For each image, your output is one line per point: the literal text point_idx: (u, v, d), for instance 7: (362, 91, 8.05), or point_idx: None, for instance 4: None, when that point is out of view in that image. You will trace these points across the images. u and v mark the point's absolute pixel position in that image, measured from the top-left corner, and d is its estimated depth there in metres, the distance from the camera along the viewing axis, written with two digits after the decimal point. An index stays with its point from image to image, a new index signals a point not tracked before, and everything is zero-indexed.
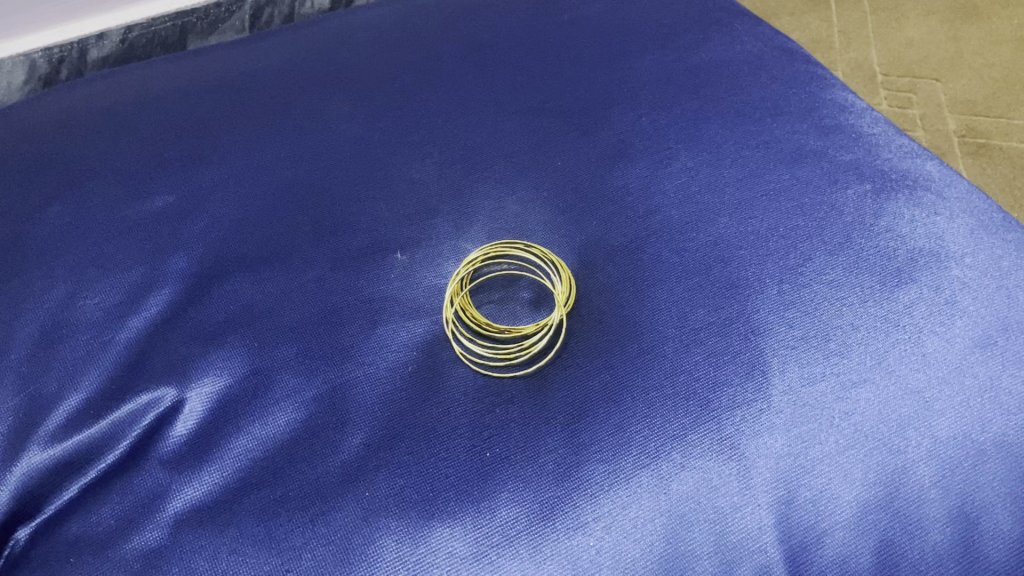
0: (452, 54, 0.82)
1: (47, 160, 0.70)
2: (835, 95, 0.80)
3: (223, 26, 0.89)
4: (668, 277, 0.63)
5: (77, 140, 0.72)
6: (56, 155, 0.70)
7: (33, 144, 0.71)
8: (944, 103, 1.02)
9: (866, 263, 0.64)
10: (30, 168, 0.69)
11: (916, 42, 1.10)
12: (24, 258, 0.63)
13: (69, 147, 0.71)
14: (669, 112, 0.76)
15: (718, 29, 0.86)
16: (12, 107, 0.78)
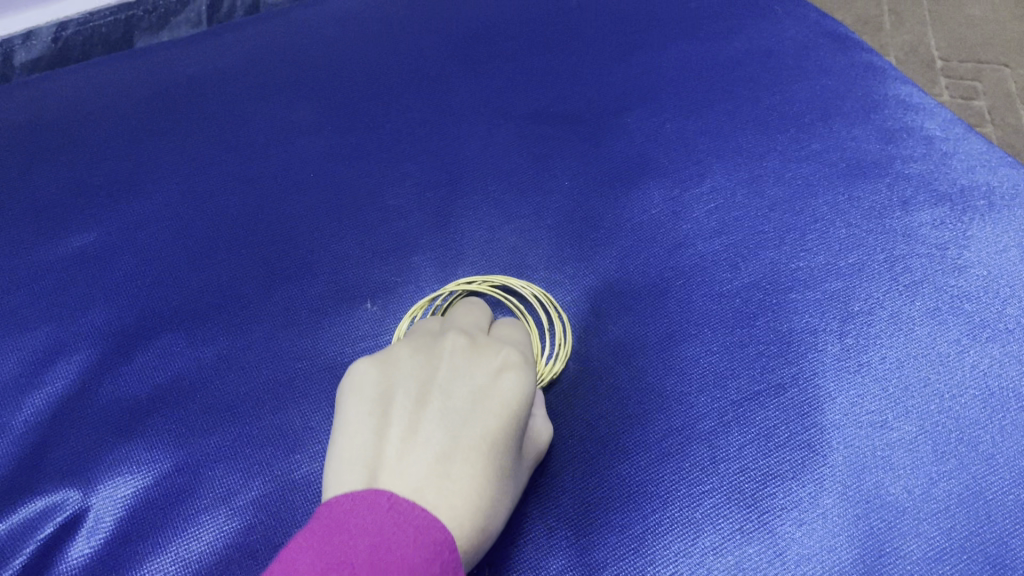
0: (436, 49, 0.69)
1: None
2: (896, 90, 0.67)
3: (176, 19, 0.77)
4: (701, 331, 0.51)
5: None
6: None
7: None
8: (1015, 92, 0.88)
9: (949, 309, 0.52)
10: None
11: (977, 20, 0.95)
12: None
13: None
14: (697, 117, 0.63)
15: (753, 12, 0.73)
16: None
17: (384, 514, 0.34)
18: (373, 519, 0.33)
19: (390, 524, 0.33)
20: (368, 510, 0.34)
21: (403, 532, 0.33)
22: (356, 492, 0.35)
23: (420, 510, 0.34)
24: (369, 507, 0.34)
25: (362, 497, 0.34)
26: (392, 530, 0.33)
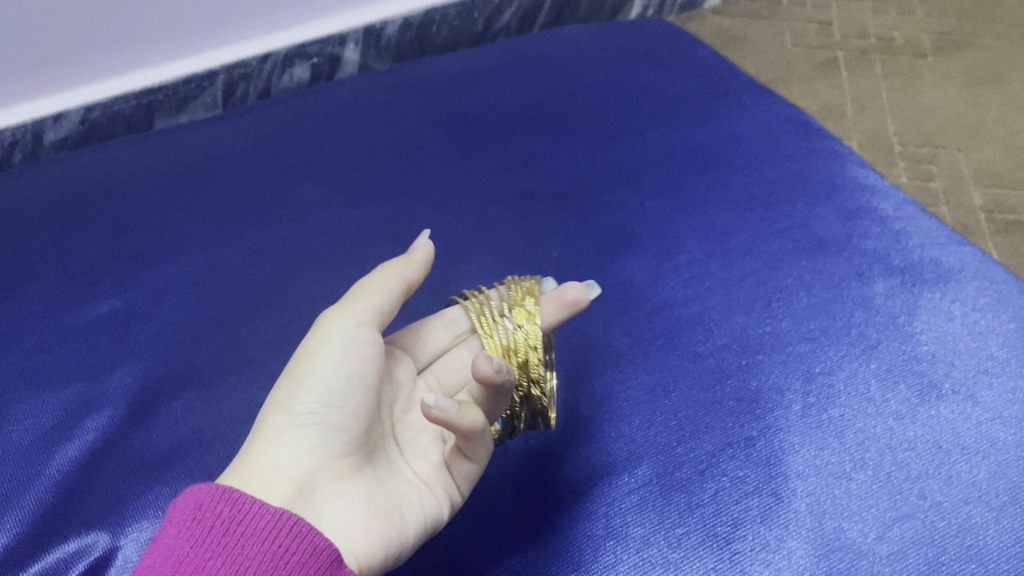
0: (437, 133, 0.75)
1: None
2: (854, 173, 0.73)
3: (193, 102, 0.84)
4: (678, 388, 0.56)
5: (22, 236, 0.65)
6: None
7: None
8: (968, 175, 0.94)
9: (902, 371, 0.57)
10: None
11: (934, 109, 1.02)
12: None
13: (15, 244, 0.65)
14: (673, 196, 0.70)
15: (724, 104, 0.80)
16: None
17: (178, 543, 0.38)
18: (175, 548, 0.38)
19: (184, 550, 0.38)
20: (160, 542, 0.39)
21: (198, 555, 0.38)
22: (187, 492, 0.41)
23: (195, 531, 0.39)
24: (180, 522, 0.39)
25: (162, 534, 0.39)
26: (195, 550, 0.38)
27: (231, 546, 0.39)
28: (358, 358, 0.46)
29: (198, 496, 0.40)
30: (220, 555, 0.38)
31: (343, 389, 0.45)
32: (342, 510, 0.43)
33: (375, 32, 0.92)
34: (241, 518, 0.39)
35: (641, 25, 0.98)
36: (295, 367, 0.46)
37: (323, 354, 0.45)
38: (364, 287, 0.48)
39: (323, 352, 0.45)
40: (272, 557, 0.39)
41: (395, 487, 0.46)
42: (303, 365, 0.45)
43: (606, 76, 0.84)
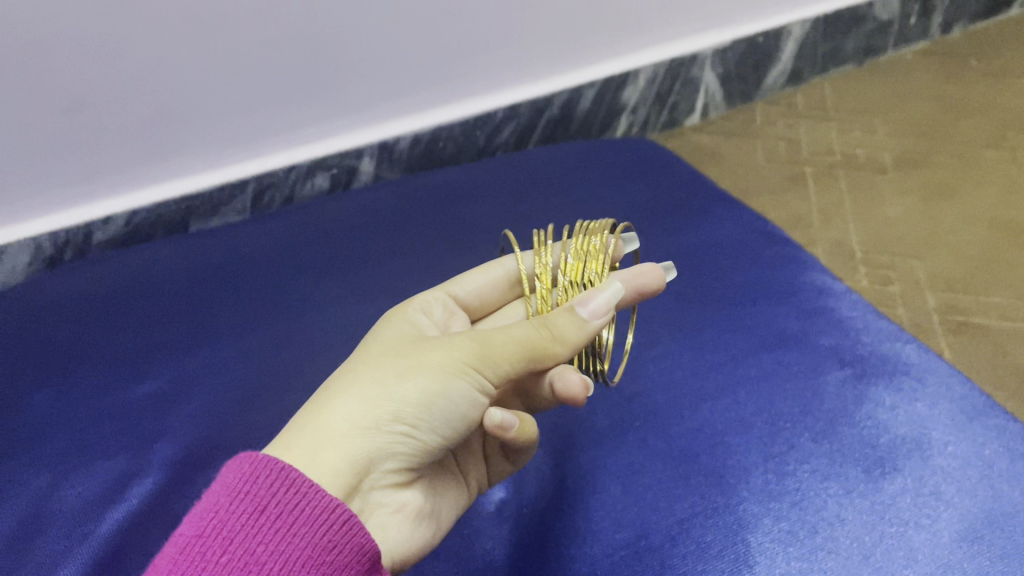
0: (442, 238, 0.85)
1: (44, 346, 0.73)
2: (813, 277, 0.83)
3: (223, 208, 0.96)
4: (653, 464, 0.64)
5: (76, 326, 0.75)
6: (53, 342, 0.74)
7: (36, 329, 0.75)
8: (924, 281, 1.03)
9: (850, 454, 0.65)
10: (27, 354, 0.73)
11: (893, 219, 1.12)
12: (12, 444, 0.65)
13: (68, 333, 0.75)
14: (652, 295, 0.79)
15: (699, 214, 0.90)
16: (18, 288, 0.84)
17: (233, 522, 0.43)
18: (230, 527, 0.43)
19: (238, 529, 0.43)
20: (213, 516, 0.43)
21: (251, 536, 0.43)
22: (247, 455, 0.46)
23: (248, 513, 0.44)
24: (231, 501, 0.44)
25: (214, 506, 0.44)
26: (248, 532, 0.43)
27: (282, 531, 0.43)
28: (470, 402, 0.51)
29: (259, 470, 0.44)
30: (272, 538, 0.43)
31: (448, 420, 0.51)
32: (395, 516, 0.53)
33: (388, 148, 1.04)
34: (297, 503, 0.44)
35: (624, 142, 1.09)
36: (427, 386, 0.49)
37: (455, 386, 0.50)
38: (533, 347, 0.52)
39: (456, 385, 0.50)
40: (318, 547, 0.44)
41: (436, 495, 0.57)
42: (436, 392, 0.49)
43: (594, 188, 0.94)
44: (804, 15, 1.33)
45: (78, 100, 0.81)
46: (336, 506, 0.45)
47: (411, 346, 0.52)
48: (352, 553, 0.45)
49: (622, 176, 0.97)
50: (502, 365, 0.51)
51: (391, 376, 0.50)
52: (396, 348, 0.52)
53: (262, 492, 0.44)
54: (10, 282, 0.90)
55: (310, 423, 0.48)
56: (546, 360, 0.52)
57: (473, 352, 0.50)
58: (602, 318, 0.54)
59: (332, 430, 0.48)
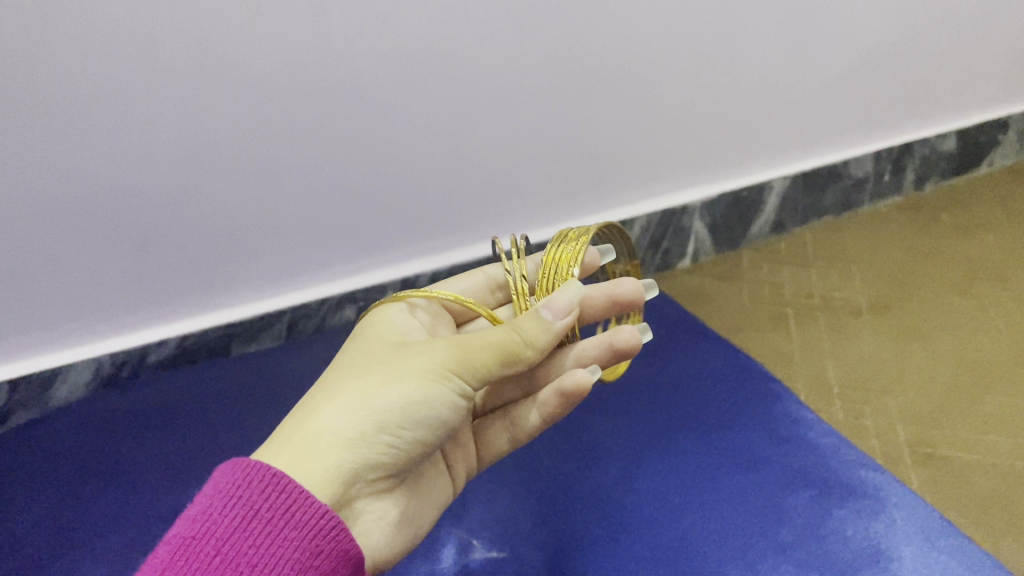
0: None
1: (116, 455, 0.94)
2: (787, 408, 0.94)
3: (261, 335, 1.13)
4: (639, 569, 0.74)
5: (146, 437, 0.97)
6: (125, 452, 0.94)
7: (111, 441, 0.96)
8: (896, 414, 1.13)
9: (817, 565, 0.74)
10: (101, 461, 0.93)
11: (865, 356, 1.23)
12: (103, 535, 0.83)
13: (139, 444, 0.96)
14: (639, 422, 0.93)
15: (684, 354, 1.05)
16: (93, 406, 1.03)
17: (230, 521, 0.56)
18: (228, 524, 0.56)
19: (235, 527, 0.56)
20: (214, 513, 0.56)
21: (245, 533, 0.56)
22: (246, 464, 0.59)
23: (243, 514, 0.57)
24: (230, 505, 0.57)
25: (216, 507, 0.57)
26: (243, 529, 0.56)
27: (270, 530, 0.56)
28: (451, 406, 0.63)
29: (255, 477, 0.57)
30: (261, 536, 0.56)
31: (428, 425, 0.62)
32: (379, 521, 0.66)
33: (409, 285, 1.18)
34: (290, 505, 0.57)
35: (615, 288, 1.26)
36: (409, 397, 0.61)
37: (435, 394, 0.62)
38: (506, 350, 0.62)
39: (435, 394, 0.62)
40: (298, 545, 0.57)
41: (417, 502, 0.71)
42: (418, 400, 0.61)
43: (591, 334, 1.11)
44: (782, 172, 1.48)
45: (147, 243, 1.00)
46: (321, 510, 0.57)
47: (396, 358, 0.64)
48: (333, 548, 0.58)
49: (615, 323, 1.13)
50: (479, 371, 0.62)
51: (377, 387, 0.61)
52: (378, 364, 0.64)
53: (257, 497, 0.57)
54: (72, 397, 1.05)
55: (302, 433, 0.60)
56: (521, 360, 0.62)
57: (453, 360, 0.62)
58: (567, 317, 0.63)
59: (320, 440, 0.60)
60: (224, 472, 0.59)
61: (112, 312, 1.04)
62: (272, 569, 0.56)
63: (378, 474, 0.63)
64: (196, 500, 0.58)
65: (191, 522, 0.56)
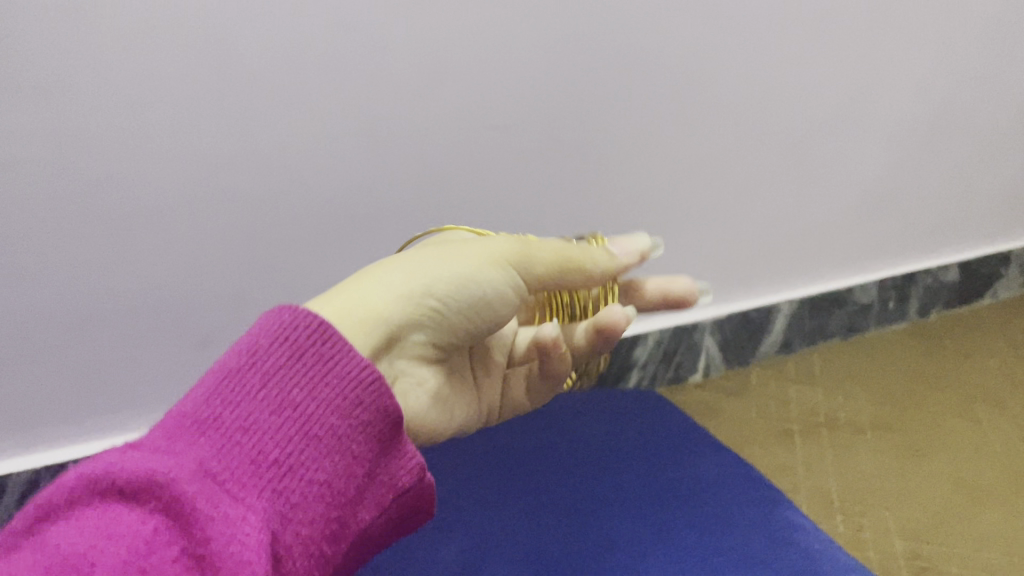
0: (473, 476, 1.12)
1: None
2: (786, 515, 1.01)
3: None
4: None
5: None
6: None
7: None
8: (893, 529, 1.18)
9: None
10: None
11: (865, 472, 1.29)
12: None
13: None
14: (644, 523, 1.01)
15: (690, 459, 1.14)
16: None
17: (276, 360, 0.54)
18: (274, 361, 0.54)
19: (283, 364, 0.54)
20: (262, 345, 0.54)
21: (293, 372, 0.54)
22: (295, 307, 0.56)
23: (290, 351, 0.54)
24: (276, 344, 0.54)
25: (260, 342, 0.54)
26: (290, 371, 0.54)
27: (317, 376, 0.54)
28: (498, 294, 0.68)
29: (302, 322, 0.55)
30: (308, 380, 0.54)
31: (474, 303, 0.68)
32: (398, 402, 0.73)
33: None
34: (338, 354, 0.55)
35: (627, 396, 1.36)
36: (462, 271, 0.66)
37: (489, 274, 0.67)
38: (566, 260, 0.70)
39: (487, 275, 0.67)
40: (343, 395, 0.55)
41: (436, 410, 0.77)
42: (469, 276, 0.67)
43: (604, 439, 1.20)
44: (789, 296, 1.57)
45: (206, 339, 1.13)
46: (365, 365, 0.56)
47: (459, 243, 0.71)
48: (376, 402, 0.56)
49: (626, 430, 1.23)
50: (535, 267, 0.69)
51: (439, 263, 0.67)
52: (440, 246, 0.70)
53: (304, 340, 0.55)
54: None
55: (360, 283, 0.65)
56: (581, 271, 0.70)
57: (514, 253, 0.68)
58: (633, 257, 0.74)
59: (371, 290, 0.64)
60: (270, 310, 0.56)
61: (168, 408, 1.16)
62: (316, 414, 0.53)
63: (424, 346, 0.70)
64: (243, 333, 0.56)
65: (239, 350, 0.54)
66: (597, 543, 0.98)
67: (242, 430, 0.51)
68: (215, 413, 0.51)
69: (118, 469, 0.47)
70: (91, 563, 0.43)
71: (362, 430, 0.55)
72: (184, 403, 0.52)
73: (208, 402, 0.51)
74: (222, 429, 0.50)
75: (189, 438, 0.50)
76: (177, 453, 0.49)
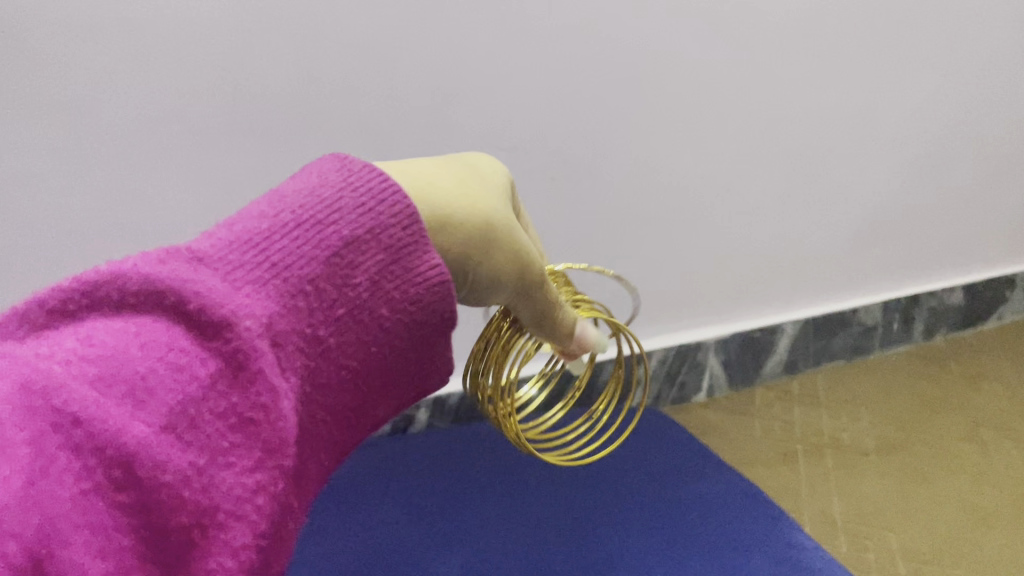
0: (478, 491, 1.12)
1: None
2: (789, 535, 1.01)
3: None
4: None
5: None
6: None
7: None
8: (897, 551, 1.18)
9: None
10: None
11: (869, 494, 1.29)
12: None
13: None
14: (647, 540, 1.01)
15: (693, 477, 1.14)
16: None
17: (351, 224, 0.52)
18: (349, 226, 0.52)
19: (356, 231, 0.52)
20: (345, 203, 0.52)
21: (362, 244, 0.52)
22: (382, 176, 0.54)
23: (369, 219, 0.52)
24: (357, 211, 0.52)
25: (342, 202, 0.52)
26: (360, 246, 0.52)
27: (384, 261, 0.52)
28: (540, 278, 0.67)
29: (387, 198, 0.53)
30: (373, 263, 0.52)
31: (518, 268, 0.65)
32: None
33: (441, 402, 1.31)
34: (406, 248, 0.53)
35: (630, 414, 1.37)
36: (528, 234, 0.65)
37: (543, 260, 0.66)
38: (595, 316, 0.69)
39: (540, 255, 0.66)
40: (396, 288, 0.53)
41: None
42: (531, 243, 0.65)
43: (607, 457, 1.20)
44: (795, 316, 1.57)
45: None
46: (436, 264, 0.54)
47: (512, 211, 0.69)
48: (428, 304, 0.55)
49: (630, 448, 1.23)
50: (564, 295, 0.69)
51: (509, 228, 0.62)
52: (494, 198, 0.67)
53: (383, 218, 0.53)
54: None
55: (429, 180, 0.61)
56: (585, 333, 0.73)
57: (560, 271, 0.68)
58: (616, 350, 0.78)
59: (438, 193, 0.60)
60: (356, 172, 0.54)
61: None
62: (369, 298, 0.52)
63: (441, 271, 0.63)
64: (317, 180, 0.53)
65: (312, 211, 0.51)
66: (599, 560, 0.98)
67: (300, 297, 0.48)
68: (282, 263, 0.48)
69: (187, 291, 0.43)
70: (150, 393, 0.39)
71: (404, 326, 0.54)
72: (254, 235, 0.48)
73: (280, 249, 0.48)
74: (288, 283, 0.48)
75: (255, 283, 0.46)
76: (243, 291, 0.45)
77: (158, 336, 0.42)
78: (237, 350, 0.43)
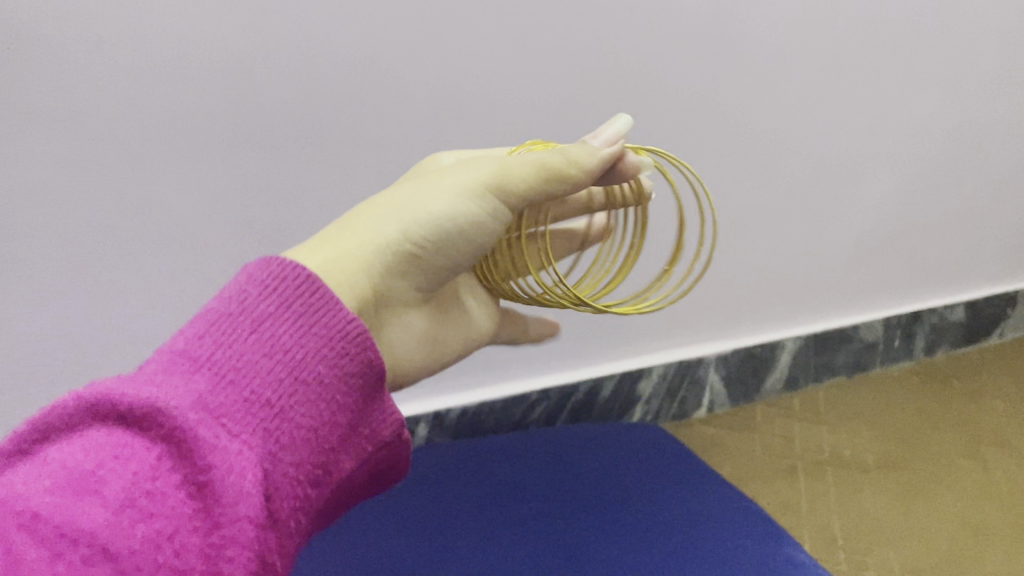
0: (477, 507, 1.12)
1: None
2: (788, 552, 1.01)
3: None
4: None
5: None
6: None
7: None
8: (897, 568, 1.17)
9: None
10: None
11: (869, 511, 1.29)
12: None
13: None
14: (645, 556, 1.01)
15: (692, 493, 1.14)
16: None
17: (265, 301, 0.55)
18: (268, 304, 0.55)
19: (276, 306, 0.55)
20: (253, 286, 0.56)
21: (285, 316, 0.55)
22: (279, 259, 0.58)
23: (283, 289, 0.56)
24: (266, 291, 0.56)
25: (254, 288, 0.56)
26: (279, 317, 0.55)
27: (306, 326, 0.56)
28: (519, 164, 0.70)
29: (288, 273, 0.57)
30: (296, 329, 0.55)
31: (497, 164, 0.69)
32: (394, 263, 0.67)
33: (440, 417, 1.31)
34: (317, 311, 0.56)
35: (630, 430, 1.37)
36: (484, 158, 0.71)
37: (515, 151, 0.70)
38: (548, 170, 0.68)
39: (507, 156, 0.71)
40: (328, 341, 0.56)
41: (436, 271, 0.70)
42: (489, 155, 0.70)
43: (607, 472, 1.20)
44: (795, 332, 1.58)
45: None
46: (348, 317, 0.57)
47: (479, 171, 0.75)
48: (357, 353, 0.57)
49: (629, 463, 1.23)
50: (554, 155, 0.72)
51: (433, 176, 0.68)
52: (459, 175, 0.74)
53: (290, 290, 0.56)
54: None
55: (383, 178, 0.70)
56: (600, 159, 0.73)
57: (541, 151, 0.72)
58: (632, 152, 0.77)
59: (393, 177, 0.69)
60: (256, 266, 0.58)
61: None
62: (303, 359, 0.55)
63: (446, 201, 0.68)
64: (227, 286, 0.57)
65: (224, 304, 0.55)
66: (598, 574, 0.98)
67: (233, 373, 0.52)
68: (208, 354, 0.52)
69: (116, 399, 0.48)
70: (98, 490, 0.45)
71: (347, 381, 0.57)
72: (178, 343, 0.53)
73: (201, 342, 0.52)
74: (216, 368, 0.52)
75: (181, 378, 0.50)
76: (171, 386, 0.50)
77: (100, 447, 0.47)
78: (171, 434, 0.47)
